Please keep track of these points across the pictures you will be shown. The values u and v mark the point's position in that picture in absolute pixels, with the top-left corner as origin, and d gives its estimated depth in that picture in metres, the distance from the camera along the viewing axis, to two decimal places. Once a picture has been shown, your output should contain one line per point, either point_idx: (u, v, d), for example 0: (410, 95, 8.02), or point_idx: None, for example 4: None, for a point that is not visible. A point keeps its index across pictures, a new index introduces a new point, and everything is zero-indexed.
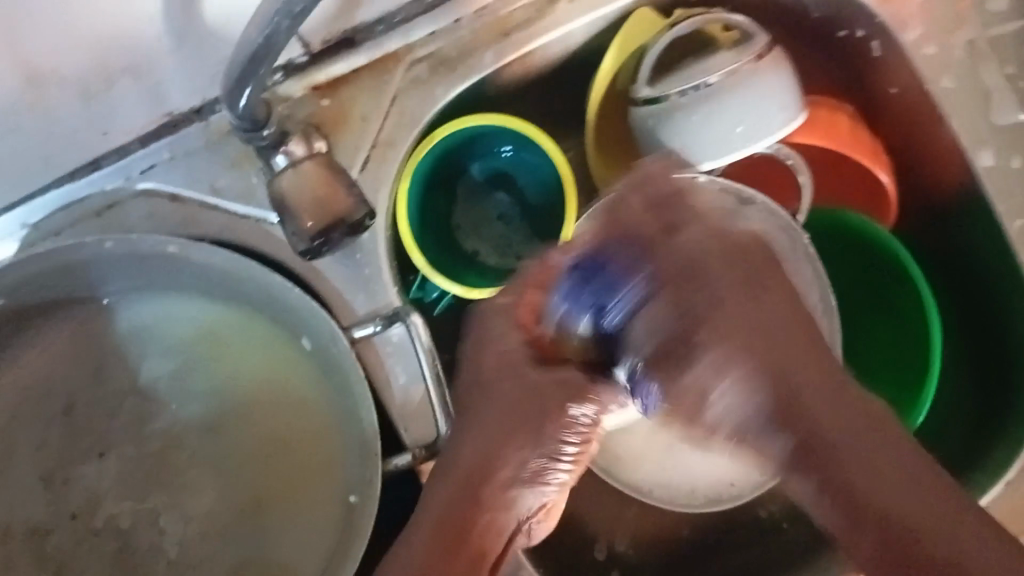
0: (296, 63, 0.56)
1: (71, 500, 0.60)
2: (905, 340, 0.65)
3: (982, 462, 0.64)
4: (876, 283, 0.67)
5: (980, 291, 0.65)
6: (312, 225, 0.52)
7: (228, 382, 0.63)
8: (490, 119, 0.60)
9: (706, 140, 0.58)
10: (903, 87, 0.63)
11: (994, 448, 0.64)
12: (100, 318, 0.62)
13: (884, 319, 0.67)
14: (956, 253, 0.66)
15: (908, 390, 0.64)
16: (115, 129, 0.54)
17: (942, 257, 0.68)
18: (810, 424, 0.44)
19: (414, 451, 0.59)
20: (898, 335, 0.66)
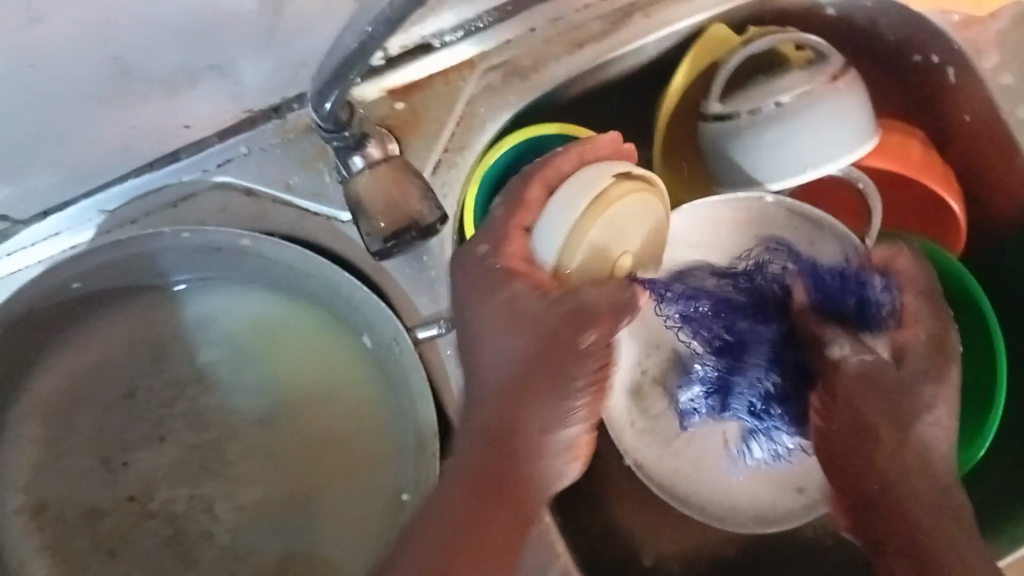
0: (375, 66, 0.56)
1: (129, 484, 0.61)
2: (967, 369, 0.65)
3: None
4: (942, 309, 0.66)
5: None
6: (383, 226, 0.53)
7: (288, 376, 0.64)
8: (559, 127, 0.60)
9: (779, 157, 0.58)
10: (976, 114, 0.62)
11: None
12: (167, 305, 0.64)
13: None
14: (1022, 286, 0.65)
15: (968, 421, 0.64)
16: (195, 123, 0.55)
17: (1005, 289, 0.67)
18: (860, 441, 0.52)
19: None
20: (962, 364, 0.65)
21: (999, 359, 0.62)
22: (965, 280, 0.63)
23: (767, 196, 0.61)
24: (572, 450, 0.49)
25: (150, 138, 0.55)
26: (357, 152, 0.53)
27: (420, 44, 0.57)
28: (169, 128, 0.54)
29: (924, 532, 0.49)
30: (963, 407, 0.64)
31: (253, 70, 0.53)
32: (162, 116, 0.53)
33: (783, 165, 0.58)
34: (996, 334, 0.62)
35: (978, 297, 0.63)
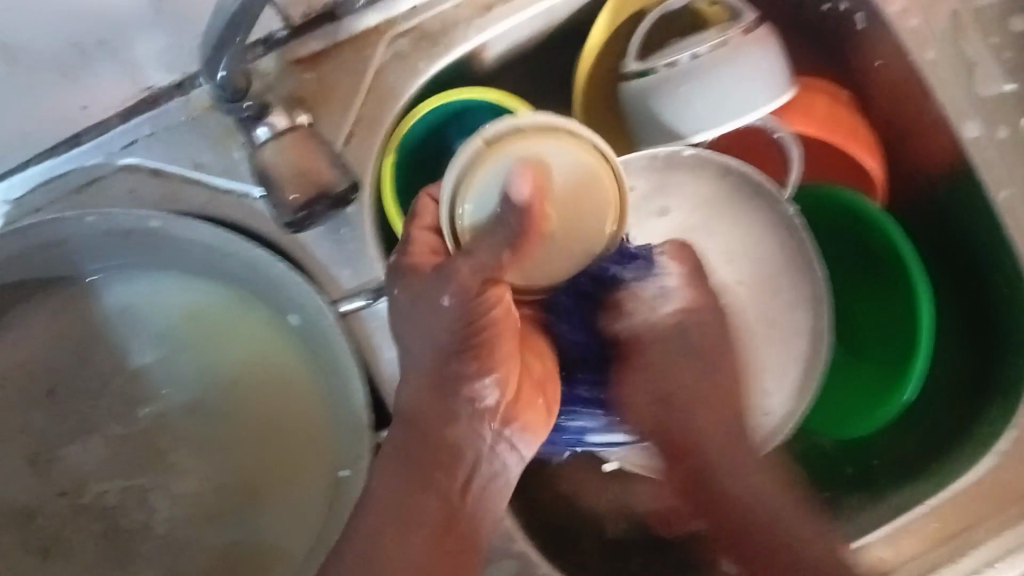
0: (277, 37, 0.55)
1: (58, 481, 0.60)
2: (895, 323, 0.65)
3: (962, 439, 0.63)
4: (869, 270, 0.66)
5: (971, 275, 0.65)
6: (294, 197, 0.52)
7: (214, 361, 0.63)
8: (479, 90, 0.60)
9: (701, 111, 0.58)
10: (887, 59, 0.62)
11: (976, 426, 0.63)
12: (83, 297, 0.62)
13: (881, 303, 0.66)
14: (952, 240, 0.65)
15: (897, 364, 0.64)
16: (94, 103, 0.54)
17: (931, 226, 0.67)
18: (723, 487, 0.61)
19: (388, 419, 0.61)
20: (892, 319, 0.65)
21: (921, 299, 0.62)
22: (891, 233, 0.63)
23: (686, 148, 0.61)
24: (495, 413, 0.52)
25: (51, 120, 0.53)
26: (262, 123, 0.52)
27: (324, 13, 0.56)
28: (68, 110, 0.53)
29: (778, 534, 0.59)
30: (890, 352, 0.65)
31: (148, 47, 0.51)
32: (57, 99, 0.52)
33: (704, 118, 0.58)
34: (914, 270, 0.62)
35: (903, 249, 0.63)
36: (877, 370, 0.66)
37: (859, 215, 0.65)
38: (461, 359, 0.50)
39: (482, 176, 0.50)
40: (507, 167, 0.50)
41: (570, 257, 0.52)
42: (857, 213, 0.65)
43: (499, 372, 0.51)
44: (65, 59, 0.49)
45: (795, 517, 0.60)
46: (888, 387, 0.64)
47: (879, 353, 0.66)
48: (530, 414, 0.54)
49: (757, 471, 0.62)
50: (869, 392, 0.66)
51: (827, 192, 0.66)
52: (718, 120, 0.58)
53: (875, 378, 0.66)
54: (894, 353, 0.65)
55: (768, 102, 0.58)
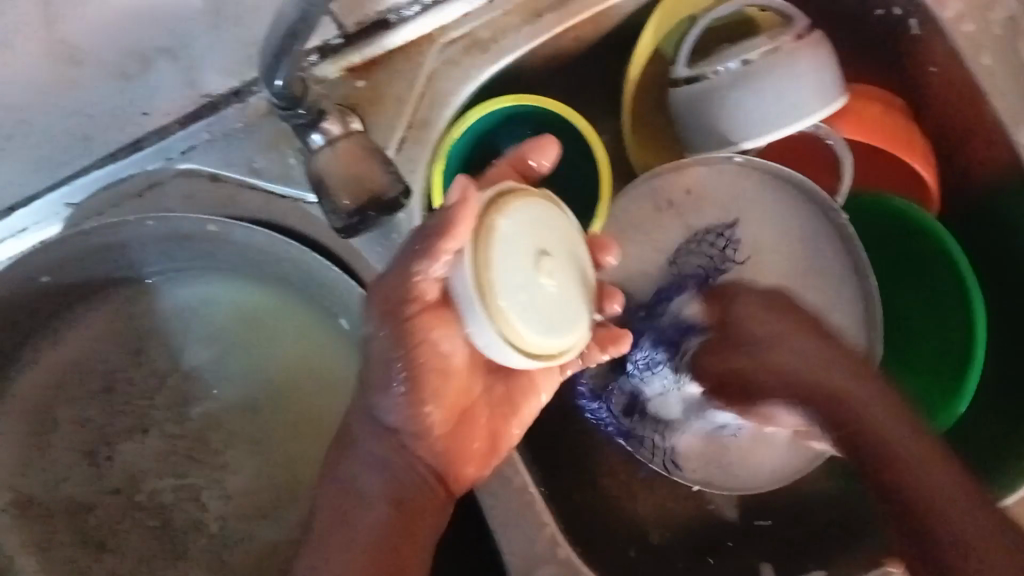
0: (332, 44, 0.56)
1: (114, 477, 0.61)
2: (941, 332, 0.64)
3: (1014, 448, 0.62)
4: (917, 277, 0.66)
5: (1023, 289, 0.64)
6: (347, 203, 0.53)
7: (268, 362, 0.64)
8: (538, 98, 0.61)
9: (749, 119, 0.58)
10: (943, 64, 0.62)
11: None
12: (141, 298, 0.64)
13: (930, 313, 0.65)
14: (1005, 253, 0.64)
15: (946, 373, 0.63)
16: (155, 109, 0.55)
17: (982, 239, 0.66)
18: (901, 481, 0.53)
19: None
20: (938, 327, 0.65)
21: (974, 304, 0.62)
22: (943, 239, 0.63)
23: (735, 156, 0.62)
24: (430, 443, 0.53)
25: (114, 127, 0.54)
26: (316, 129, 0.52)
27: (377, 20, 0.56)
28: (129, 115, 0.54)
29: (934, 493, 0.52)
30: (942, 376, 0.64)
31: (208, 54, 0.52)
32: (120, 103, 0.53)
33: (759, 125, 0.58)
34: (971, 288, 0.62)
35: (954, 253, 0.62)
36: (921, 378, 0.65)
37: (910, 221, 0.65)
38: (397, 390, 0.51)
39: (490, 250, 0.43)
40: (507, 234, 0.44)
41: (572, 287, 0.47)
42: (909, 220, 0.65)
43: (436, 404, 0.52)
44: (129, 65, 0.50)
45: (927, 466, 0.53)
46: (935, 397, 0.63)
47: (921, 363, 0.65)
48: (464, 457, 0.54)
49: (905, 436, 0.55)
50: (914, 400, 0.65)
51: (874, 198, 0.67)
52: (767, 128, 0.58)
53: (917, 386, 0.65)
54: (943, 374, 0.64)
55: (824, 108, 0.58)
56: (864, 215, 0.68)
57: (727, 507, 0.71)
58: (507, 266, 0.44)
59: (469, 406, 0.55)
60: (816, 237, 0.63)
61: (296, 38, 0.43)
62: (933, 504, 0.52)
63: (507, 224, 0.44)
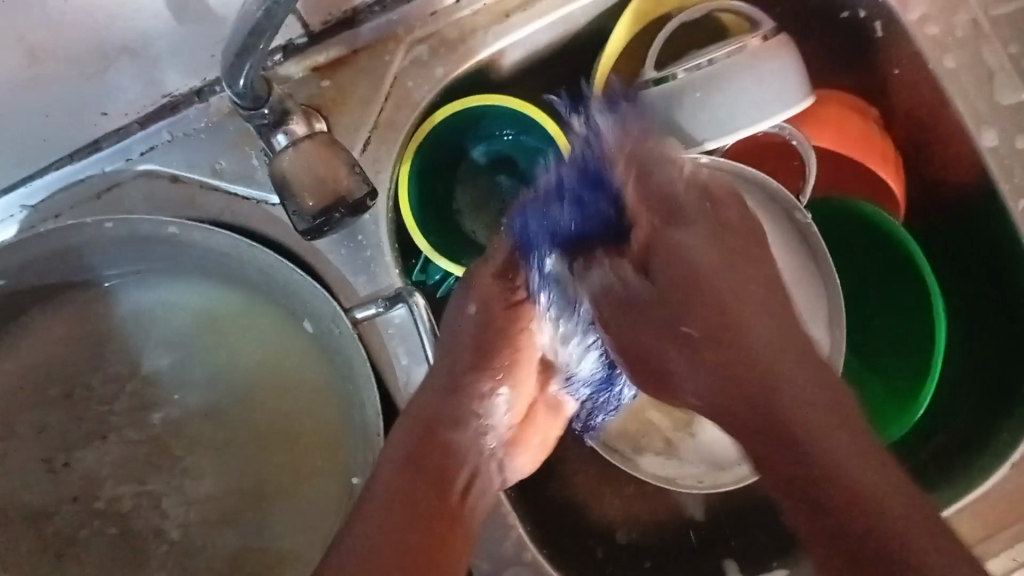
0: (297, 43, 0.56)
1: (73, 484, 0.60)
2: (906, 333, 0.65)
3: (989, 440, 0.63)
4: (881, 279, 0.66)
5: (985, 282, 0.65)
6: (311, 204, 0.52)
7: (231, 366, 0.63)
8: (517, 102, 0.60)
9: (712, 119, 0.58)
10: (907, 66, 0.62)
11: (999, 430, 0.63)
12: (101, 303, 0.62)
13: (896, 315, 0.66)
14: (966, 247, 0.65)
15: (911, 375, 0.64)
16: (116, 110, 0.54)
17: (942, 234, 0.67)
18: (795, 467, 0.40)
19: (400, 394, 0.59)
20: (903, 329, 0.65)
21: (937, 310, 0.62)
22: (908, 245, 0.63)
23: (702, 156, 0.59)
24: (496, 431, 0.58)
25: (72, 127, 0.53)
26: (280, 129, 0.53)
27: (343, 19, 0.56)
28: (89, 115, 0.53)
29: (834, 456, 0.39)
30: (905, 375, 0.65)
31: (169, 53, 0.51)
32: (77, 103, 0.52)
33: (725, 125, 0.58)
34: (932, 286, 0.62)
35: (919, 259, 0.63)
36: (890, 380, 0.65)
37: (876, 225, 0.65)
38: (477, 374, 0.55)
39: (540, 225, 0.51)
40: None
41: None
42: (874, 224, 0.65)
43: (512, 390, 0.57)
44: (87, 65, 0.49)
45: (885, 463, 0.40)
46: (903, 398, 0.64)
47: (889, 365, 0.66)
48: (523, 450, 0.60)
49: (855, 439, 0.40)
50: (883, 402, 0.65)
51: (838, 203, 0.66)
52: (728, 129, 0.58)
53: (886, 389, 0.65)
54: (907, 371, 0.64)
55: (787, 108, 0.58)
56: (827, 218, 0.68)
57: (694, 506, 0.70)
58: None
59: (530, 407, 0.60)
60: (783, 242, 0.62)
61: (261, 37, 0.42)
62: (895, 526, 0.37)
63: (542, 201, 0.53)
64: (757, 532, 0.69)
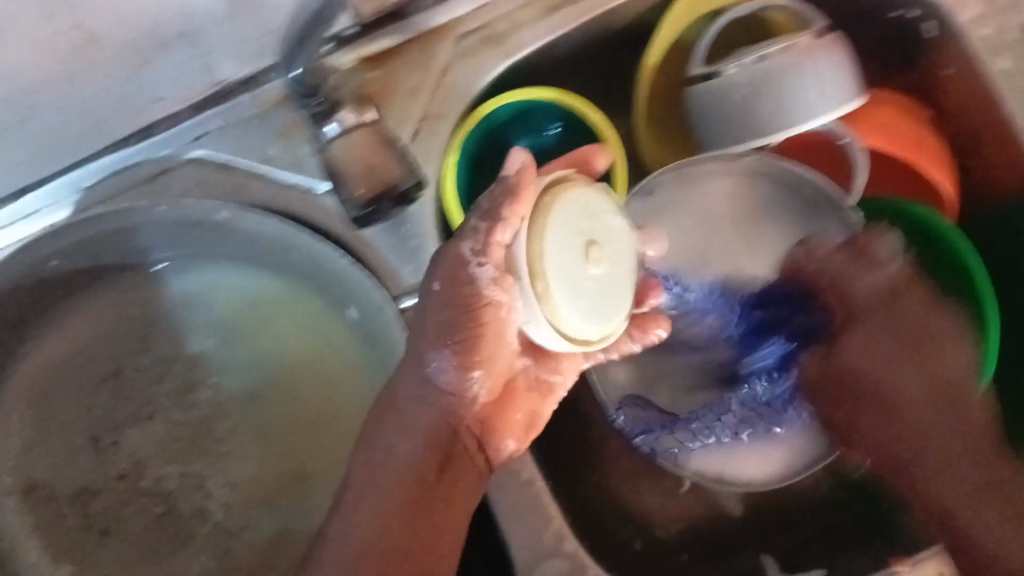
0: (347, 34, 0.56)
1: (119, 462, 0.61)
2: None
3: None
4: None
5: None
6: (361, 192, 0.52)
7: (275, 351, 0.64)
8: (562, 96, 0.62)
9: (759, 115, 0.57)
10: (958, 66, 0.61)
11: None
12: (149, 286, 0.63)
13: None
14: (1019, 257, 0.64)
15: None
16: (170, 95, 0.55)
17: (994, 241, 0.66)
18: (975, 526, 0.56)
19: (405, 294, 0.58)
20: None
21: (988, 320, 0.61)
22: (961, 250, 0.62)
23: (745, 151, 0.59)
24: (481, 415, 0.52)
25: (126, 111, 0.54)
26: (331, 119, 0.53)
27: (394, 10, 0.56)
28: (144, 100, 0.54)
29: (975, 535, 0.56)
30: None
31: (223, 42, 0.52)
32: (134, 87, 0.53)
33: (776, 120, 0.57)
34: (980, 278, 0.61)
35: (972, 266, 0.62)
36: None
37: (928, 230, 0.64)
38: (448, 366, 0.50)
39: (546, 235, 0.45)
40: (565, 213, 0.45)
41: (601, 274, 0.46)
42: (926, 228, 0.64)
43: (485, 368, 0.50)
44: (146, 49, 0.50)
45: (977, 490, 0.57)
46: None
47: None
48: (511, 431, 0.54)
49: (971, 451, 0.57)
50: None
51: (894, 204, 0.65)
52: (776, 126, 0.58)
53: None
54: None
55: (841, 108, 0.57)
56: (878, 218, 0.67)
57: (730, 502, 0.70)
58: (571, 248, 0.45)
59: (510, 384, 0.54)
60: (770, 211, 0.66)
61: None
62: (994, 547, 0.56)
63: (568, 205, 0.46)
64: (798, 526, 0.69)
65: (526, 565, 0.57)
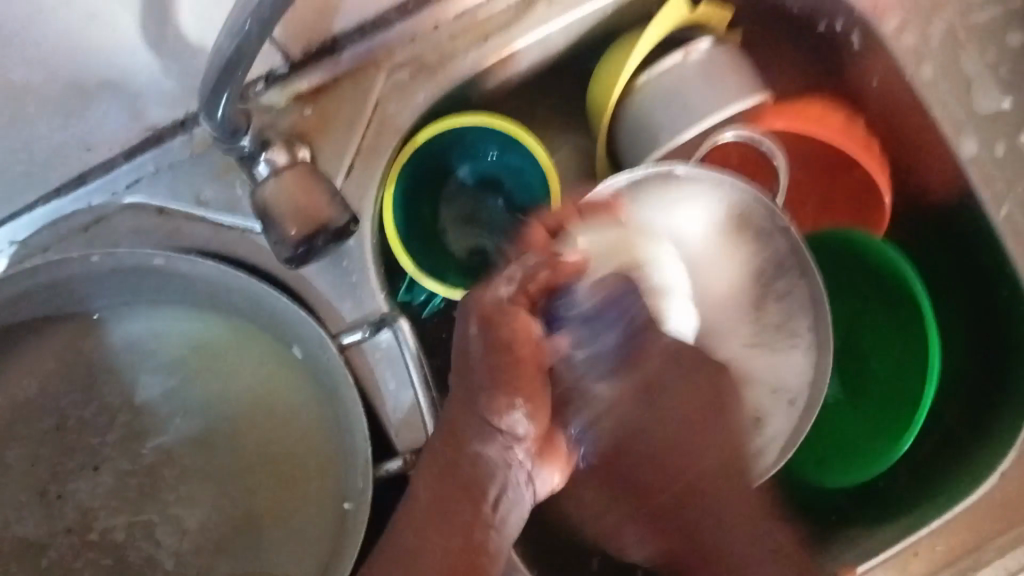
0: (279, 72, 0.56)
1: (65, 516, 0.60)
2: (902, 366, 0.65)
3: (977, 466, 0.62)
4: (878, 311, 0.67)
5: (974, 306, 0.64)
6: (294, 233, 0.52)
7: (222, 394, 0.63)
8: (508, 125, 0.61)
9: (671, 115, 0.60)
10: (886, 77, 0.62)
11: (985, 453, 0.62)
12: (92, 334, 0.62)
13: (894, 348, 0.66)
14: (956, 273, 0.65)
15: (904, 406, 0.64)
16: (98, 144, 0.54)
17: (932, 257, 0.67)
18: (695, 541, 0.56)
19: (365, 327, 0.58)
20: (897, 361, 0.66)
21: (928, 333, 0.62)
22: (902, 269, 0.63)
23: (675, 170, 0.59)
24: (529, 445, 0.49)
25: (55, 162, 0.54)
26: (261, 161, 0.53)
27: (324, 46, 0.56)
28: (73, 150, 0.54)
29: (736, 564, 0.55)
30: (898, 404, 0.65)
31: (148, 88, 0.52)
32: (60, 139, 0.52)
33: (686, 116, 0.60)
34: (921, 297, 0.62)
35: (914, 286, 0.63)
36: (882, 412, 0.66)
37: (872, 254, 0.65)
38: (490, 394, 0.48)
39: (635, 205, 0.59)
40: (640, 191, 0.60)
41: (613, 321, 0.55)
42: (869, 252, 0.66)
43: (528, 405, 0.48)
44: (68, 100, 0.49)
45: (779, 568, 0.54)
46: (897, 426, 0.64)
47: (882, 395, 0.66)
48: (556, 459, 0.51)
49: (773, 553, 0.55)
50: (872, 434, 0.66)
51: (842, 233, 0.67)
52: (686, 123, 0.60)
53: (880, 418, 0.66)
54: (910, 387, 0.64)
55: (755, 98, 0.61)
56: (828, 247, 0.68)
57: None
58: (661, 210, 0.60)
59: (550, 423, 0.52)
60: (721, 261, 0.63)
61: (236, 69, 0.42)
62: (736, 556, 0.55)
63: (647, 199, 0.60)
64: None
65: None
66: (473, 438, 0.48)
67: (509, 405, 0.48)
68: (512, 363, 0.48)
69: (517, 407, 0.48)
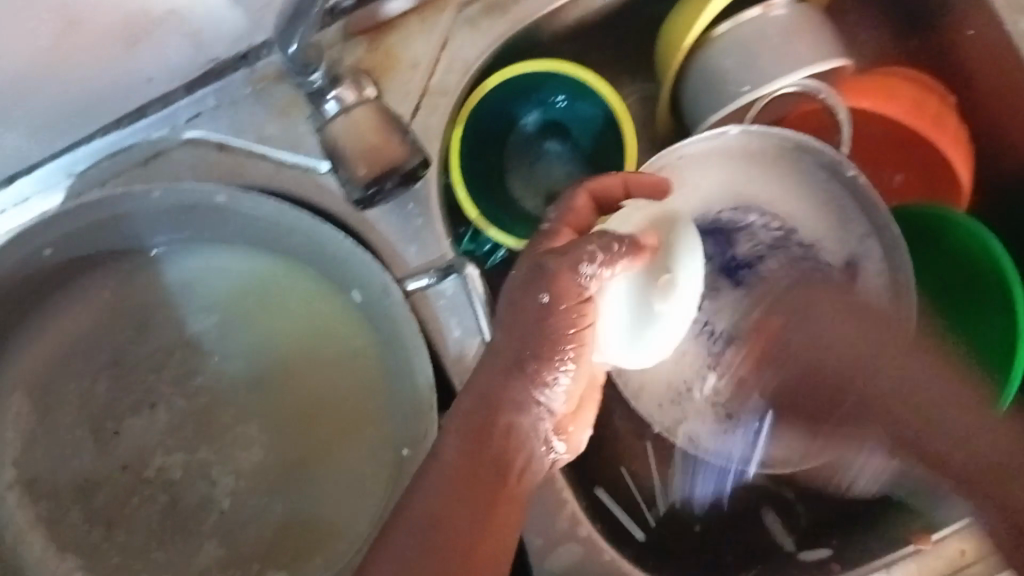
0: (343, 6, 0.54)
1: (121, 453, 0.59)
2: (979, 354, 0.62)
3: None
4: (961, 291, 0.63)
5: None
6: (362, 172, 0.50)
7: (277, 337, 0.62)
8: (571, 67, 0.58)
9: (756, 66, 0.57)
10: (981, 27, 0.60)
11: None
12: (147, 270, 0.62)
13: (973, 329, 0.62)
14: None
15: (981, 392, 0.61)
16: (160, 75, 0.53)
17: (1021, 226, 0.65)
18: None
19: (432, 272, 0.56)
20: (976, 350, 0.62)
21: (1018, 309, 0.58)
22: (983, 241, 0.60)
23: (731, 130, 0.59)
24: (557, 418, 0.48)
25: (116, 93, 0.52)
26: (330, 97, 0.51)
27: None
28: (135, 80, 0.52)
29: None
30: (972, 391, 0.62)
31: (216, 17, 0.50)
32: (122, 67, 0.50)
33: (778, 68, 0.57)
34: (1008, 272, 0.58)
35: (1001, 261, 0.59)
36: None
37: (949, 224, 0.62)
38: (536, 363, 0.46)
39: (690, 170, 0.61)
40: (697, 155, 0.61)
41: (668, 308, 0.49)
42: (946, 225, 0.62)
43: (574, 370, 0.47)
44: (135, 28, 0.48)
45: None
46: None
47: None
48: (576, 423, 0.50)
49: None
50: None
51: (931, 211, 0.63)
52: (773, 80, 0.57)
53: None
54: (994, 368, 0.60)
55: (836, 63, 0.58)
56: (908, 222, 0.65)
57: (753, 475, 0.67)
58: (711, 175, 0.62)
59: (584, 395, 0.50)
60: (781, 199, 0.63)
61: None
62: None
63: (700, 166, 0.61)
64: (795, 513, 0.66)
65: (537, 549, 0.56)
66: (522, 399, 0.46)
67: (554, 373, 0.46)
68: (576, 314, 0.45)
69: (561, 377, 0.46)
